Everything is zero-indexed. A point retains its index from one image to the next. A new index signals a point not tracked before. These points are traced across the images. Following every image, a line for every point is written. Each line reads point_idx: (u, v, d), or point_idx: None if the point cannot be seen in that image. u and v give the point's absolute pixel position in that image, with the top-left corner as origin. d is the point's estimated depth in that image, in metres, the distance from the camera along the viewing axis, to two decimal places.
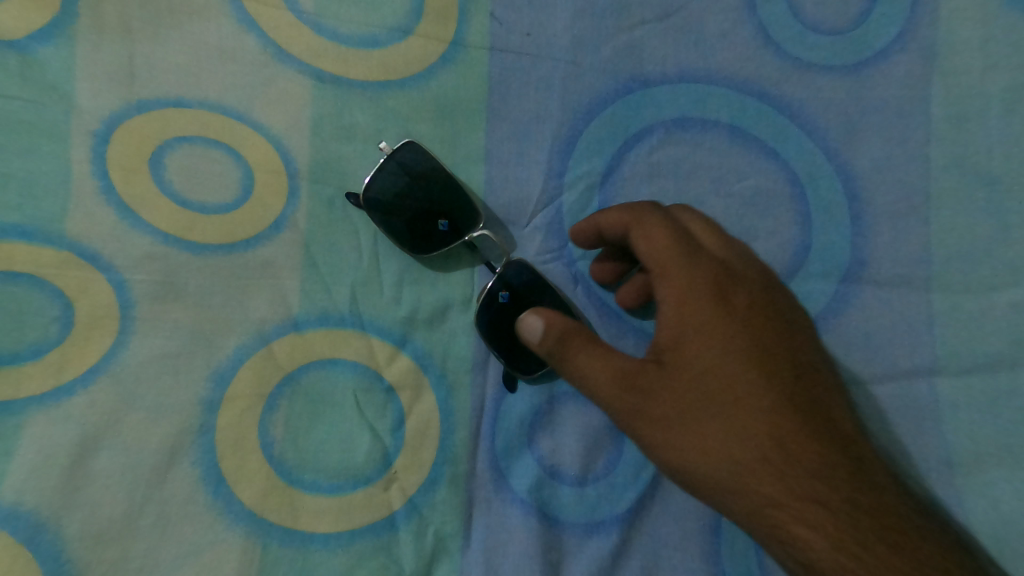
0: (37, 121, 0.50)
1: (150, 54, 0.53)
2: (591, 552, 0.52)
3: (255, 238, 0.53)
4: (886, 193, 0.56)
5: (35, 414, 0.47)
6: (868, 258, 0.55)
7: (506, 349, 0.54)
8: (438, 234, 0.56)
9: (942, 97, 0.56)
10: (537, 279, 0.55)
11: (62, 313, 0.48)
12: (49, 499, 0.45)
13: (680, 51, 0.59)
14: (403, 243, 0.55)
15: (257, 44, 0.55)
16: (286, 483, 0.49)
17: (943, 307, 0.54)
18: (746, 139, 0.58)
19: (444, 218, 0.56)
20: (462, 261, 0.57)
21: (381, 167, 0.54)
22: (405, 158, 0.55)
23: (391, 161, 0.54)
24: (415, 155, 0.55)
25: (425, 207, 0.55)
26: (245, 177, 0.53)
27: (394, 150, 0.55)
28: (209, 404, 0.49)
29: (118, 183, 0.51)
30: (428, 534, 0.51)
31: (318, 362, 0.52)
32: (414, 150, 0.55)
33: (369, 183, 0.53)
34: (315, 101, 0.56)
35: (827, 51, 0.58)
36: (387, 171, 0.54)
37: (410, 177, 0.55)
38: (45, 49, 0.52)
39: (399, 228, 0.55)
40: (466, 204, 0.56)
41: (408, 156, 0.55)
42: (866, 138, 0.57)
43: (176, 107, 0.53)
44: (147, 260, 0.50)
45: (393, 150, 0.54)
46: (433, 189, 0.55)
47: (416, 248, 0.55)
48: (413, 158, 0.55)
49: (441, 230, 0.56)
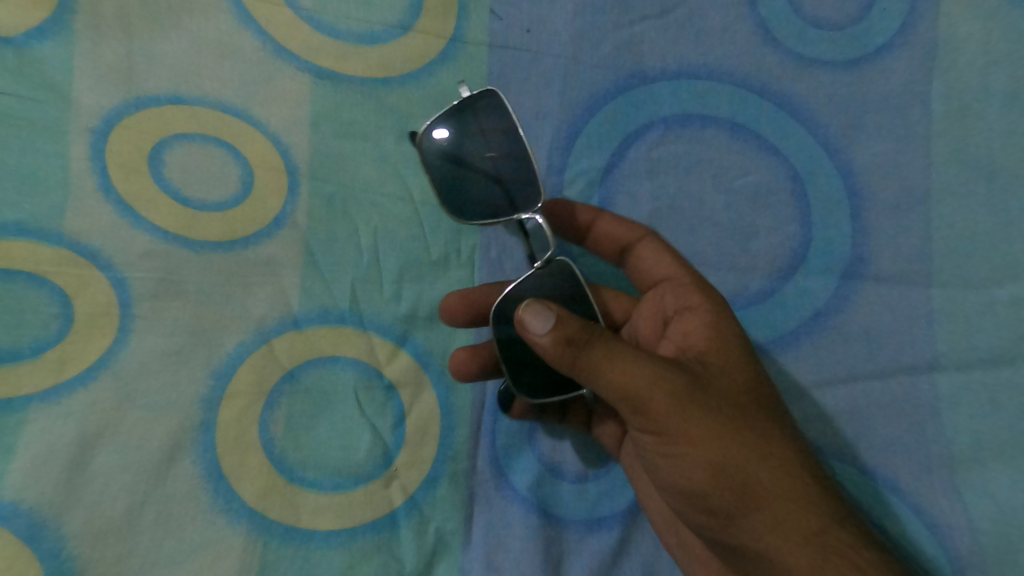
0: (35, 118, 0.50)
1: (149, 51, 0.53)
2: (592, 548, 0.52)
3: (255, 235, 0.53)
4: (888, 189, 0.56)
5: (35, 412, 0.47)
6: (869, 254, 0.55)
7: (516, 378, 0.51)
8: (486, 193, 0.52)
9: (943, 92, 0.56)
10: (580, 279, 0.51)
11: (62, 311, 0.48)
12: (50, 497, 0.45)
13: (680, 47, 0.59)
14: (476, 204, 0.52)
15: (255, 41, 0.56)
16: (287, 480, 0.49)
17: (944, 304, 0.54)
18: (746, 135, 0.57)
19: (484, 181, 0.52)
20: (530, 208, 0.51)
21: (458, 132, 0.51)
22: (497, 111, 0.51)
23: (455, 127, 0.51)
24: (456, 109, 0.51)
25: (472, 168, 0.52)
26: (244, 174, 0.53)
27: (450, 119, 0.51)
28: (209, 402, 0.49)
29: (118, 181, 0.51)
30: (429, 531, 0.51)
31: (318, 360, 0.52)
32: (463, 104, 0.51)
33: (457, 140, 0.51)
34: (314, 98, 0.56)
35: (826, 47, 0.58)
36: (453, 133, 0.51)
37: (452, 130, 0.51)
38: (43, 46, 0.51)
39: (466, 190, 0.51)
40: (514, 150, 0.51)
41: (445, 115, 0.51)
42: (867, 133, 0.57)
43: (175, 104, 0.53)
44: (147, 257, 0.50)
45: (475, 106, 0.51)
46: (474, 139, 0.51)
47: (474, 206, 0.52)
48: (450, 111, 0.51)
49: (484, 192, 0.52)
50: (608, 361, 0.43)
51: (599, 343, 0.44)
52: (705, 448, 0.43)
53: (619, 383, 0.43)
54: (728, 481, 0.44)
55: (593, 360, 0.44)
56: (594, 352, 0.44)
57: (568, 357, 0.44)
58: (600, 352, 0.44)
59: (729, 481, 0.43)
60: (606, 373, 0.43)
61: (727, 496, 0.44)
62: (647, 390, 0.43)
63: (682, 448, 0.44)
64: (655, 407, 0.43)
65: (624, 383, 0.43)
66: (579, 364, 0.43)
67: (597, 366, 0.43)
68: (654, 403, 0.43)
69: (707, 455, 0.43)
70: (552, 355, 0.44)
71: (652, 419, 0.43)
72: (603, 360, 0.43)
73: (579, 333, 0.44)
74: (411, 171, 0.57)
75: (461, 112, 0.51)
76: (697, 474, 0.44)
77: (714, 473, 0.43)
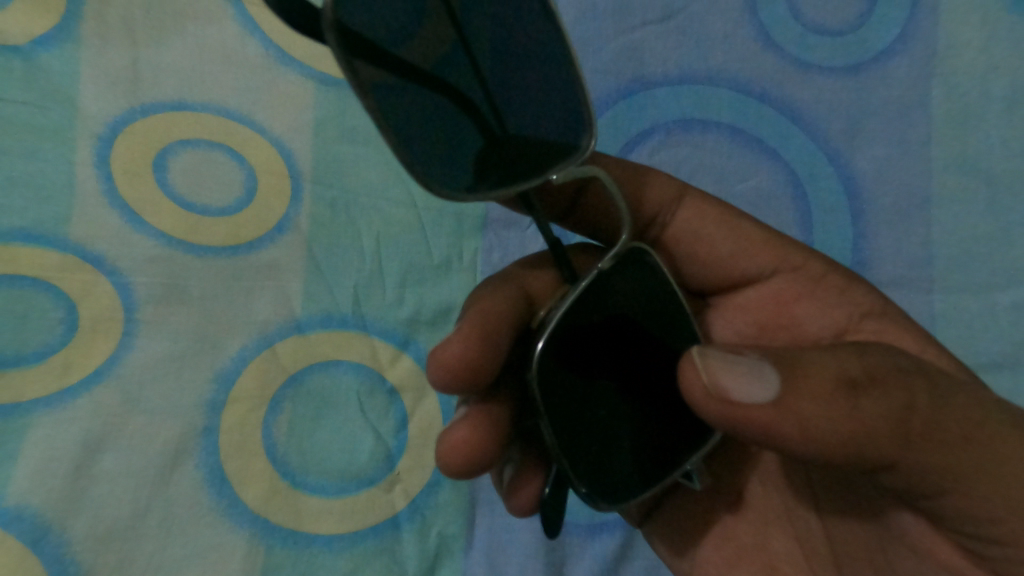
0: (41, 124, 0.51)
1: (154, 58, 0.54)
2: (594, 553, 0.52)
3: (259, 240, 0.53)
4: (889, 193, 0.56)
5: (40, 415, 0.47)
6: (871, 258, 0.55)
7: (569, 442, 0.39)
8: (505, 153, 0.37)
9: (943, 97, 0.56)
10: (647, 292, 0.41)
11: (66, 315, 0.48)
12: (54, 501, 0.46)
13: (680, 52, 0.59)
14: (459, 156, 0.36)
15: (260, 47, 0.56)
16: (289, 484, 0.49)
17: (945, 308, 0.54)
18: (747, 140, 0.58)
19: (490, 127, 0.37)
20: (551, 146, 0.38)
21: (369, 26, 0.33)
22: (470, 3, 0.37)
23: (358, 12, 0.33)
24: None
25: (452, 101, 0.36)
26: (248, 179, 0.54)
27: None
28: (212, 405, 0.49)
29: (122, 186, 0.51)
30: (431, 535, 0.51)
31: (321, 364, 0.52)
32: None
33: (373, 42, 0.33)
34: (318, 104, 0.57)
35: (826, 51, 0.58)
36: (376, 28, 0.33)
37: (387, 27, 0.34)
38: (49, 53, 0.52)
39: (438, 137, 0.35)
40: (499, 59, 0.37)
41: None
42: (867, 138, 0.57)
43: (180, 110, 0.53)
44: (151, 263, 0.51)
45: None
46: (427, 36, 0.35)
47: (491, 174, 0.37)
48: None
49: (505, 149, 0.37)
50: (917, 444, 0.33)
51: (879, 420, 0.32)
52: (1016, 557, 0.35)
53: (893, 466, 0.34)
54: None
55: (880, 452, 0.33)
56: (886, 432, 0.32)
57: (846, 439, 0.32)
58: (892, 431, 0.33)
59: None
60: (902, 456, 0.34)
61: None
62: (959, 482, 0.34)
63: (990, 546, 0.36)
64: (976, 500, 0.34)
65: (911, 466, 0.34)
66: (874, 446, 0.33)
67: (876, 454, 0.33)
68: (968, 492, 0.34)
69: (1023, 551, 0.35)
70: (829, 433, 0.32)
71: (928, 503, 0.36)
72: (894, 452, 0.33)
73: (861, 414, 0.32)
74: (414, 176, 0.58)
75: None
76: (1002, 568, 0.36)
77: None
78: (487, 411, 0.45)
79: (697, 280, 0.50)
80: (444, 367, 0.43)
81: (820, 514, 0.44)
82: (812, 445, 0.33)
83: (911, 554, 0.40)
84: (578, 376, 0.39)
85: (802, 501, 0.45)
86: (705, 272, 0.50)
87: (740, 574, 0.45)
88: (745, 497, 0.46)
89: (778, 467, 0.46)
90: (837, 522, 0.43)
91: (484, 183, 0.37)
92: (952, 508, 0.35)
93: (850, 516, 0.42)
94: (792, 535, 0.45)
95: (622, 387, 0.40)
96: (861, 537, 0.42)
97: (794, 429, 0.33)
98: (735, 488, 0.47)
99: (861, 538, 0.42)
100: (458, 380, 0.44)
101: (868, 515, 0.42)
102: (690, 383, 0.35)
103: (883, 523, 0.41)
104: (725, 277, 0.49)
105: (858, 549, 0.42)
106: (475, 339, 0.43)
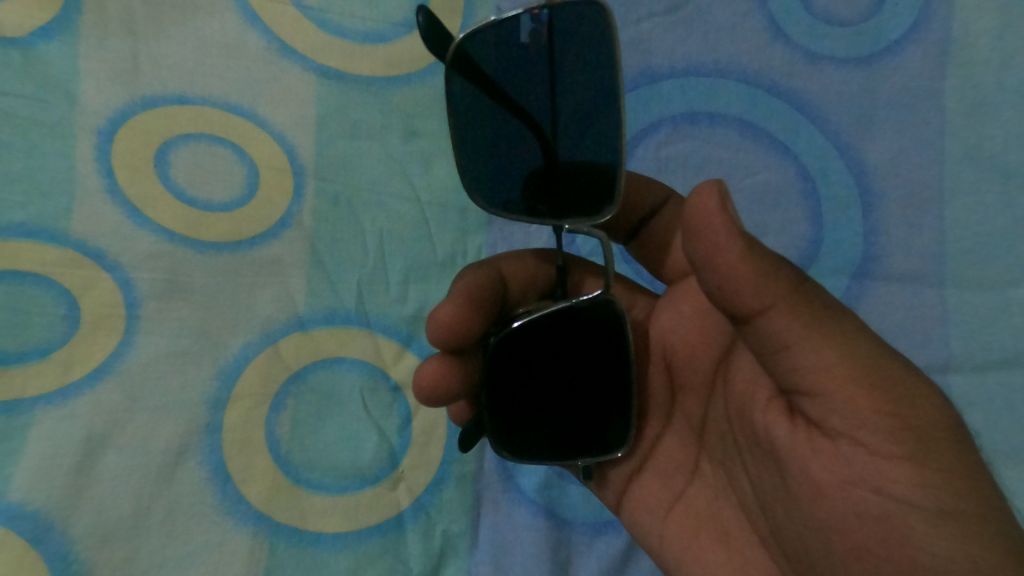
0: (42, 119, 0.50)
1: (155, 50, 0.53)
2: (600, 552, 0.51)
3: (260, 236, 0.53)
4: (900, 187, 0.55)
5: (42, 412, 0.47)
6: (881, 253, 0.54)
7: (507, 427, 0.45)
8: (553, 184, 0.43)
9: (957, 88, 0.55)
10: (620, 322, 0.44)
11: (68, 312, 0.48)
12: (57, 498, 0.45)
13: (688, 44, 0.59)
14: (505, 173, 0.44)
15: (260, 39, 0.56)
16: (293, 482, 0.49)
17: (957, 302, 0.53)
18: (755, 133, 0.57)
19: (548, 166, 0.43)
20: (590, 190, 0.43)
21: (472, 85, 0.41)
22: (571, 49, 0.40)
23: (474, 67, 0.41)
24: (512, 30, 0.40)
25: (529, 144, 0.42)
26: (250, 174, 0.53)
27: (476, 55, 0.40)
28: (216, 402, 0.49)
29: (123, 181, 0.51)
30: (435, 533, 0.51)
31: (325, 360, 0.52)
32: (523, 22, 0.40)
33: (469, 97, 0.41)
34: (320, 97, 0.56)
35: (837, 42, 0.57)
36: (476, 81, 0.41)
37: (491, 59, 0.41)
38: (49, 46, 0.51)
39: (493, 156, 0.43)
40: (577, 103, 0.42)
41: (496, 24, 0.40)
42: (879, 130, 0.56)
43: (180, 103, 0.53)
44: (152, 258, 0.50)
45: (544, 3, 0.39)
46: (519, 74, 0.41)
47: (534, 200, 0.44)
48: (501, 32, 0.40)
49: (551, 181, 0.43)
50: (811, 309, 0.32)
51: (781, 274, 0.32)
52: (881, 432, 0.31)
53: (772, 326, 0.32)
54: (942, 459, 0.31)
55: (761, 299, 0.32)
56: (784, 288, 0.32)
57: (760, 282, 0.31)
58: (789, 286, 0.32)
59: (932, 453, 0.31)
60: (787, 309, 0.32)
61: (922, 481, 0.31)
62: (809, 339, 0.32)
63: (858, 429, 0.32)
64: (827, 374, 0.32)
65: (788, 326, 0.32)
66: (754, 294, 0.31)
67: (753, 300, 0.32)
68: (833, 366, 0.31)
69: (899, 421, 0.31)
70: (736, 273, 0.31)
71: (794, 383, 0.33)
72: (776, 300, 0.32)
73: (768, 262, 0.32)
74: (417, 170, 0.57)
75: (511, 39, 0.40)
76: (846, 452, 0.32)
77: (925, 442, 0.31)
78: (460, 365, 0.46)
79: (665, 271, 0.50)
80: (438, 329, 0.45)
81: (744, 469, 0.40)
82: (723, 286, 0.32)
83: (791, 471, 0.35)
84: (518, 373, 0.45)
85: (731, 463, 0.41)
86: (670, 264, 0.49)
87: (697, 548, 0.42)
88: (700, 471, 0.44)
89: (715, 439, 0.43)
90: (755, 468, 0.39)
91: (514, 202, 0.44)
92: (816, 386, 0.32)
93: (761, 456, 0.38)
94: (739, 503, 0.41)
95: (560, 384, 0.45)
96: (770, 475, 0.37)
97: (725, 263, 0.32)
98: (689, 463, 0.44)
99: (770, 477, 0.37)
100: (450, 340, 0.45)
101: (761, 437, 0.37)
102: (697, 209, 0.32)
103: (763, 441, 0.37)
104: (679, 265, 0.48)
105: (770, 490, 0.37)
106: (466, 305, 0.45)
